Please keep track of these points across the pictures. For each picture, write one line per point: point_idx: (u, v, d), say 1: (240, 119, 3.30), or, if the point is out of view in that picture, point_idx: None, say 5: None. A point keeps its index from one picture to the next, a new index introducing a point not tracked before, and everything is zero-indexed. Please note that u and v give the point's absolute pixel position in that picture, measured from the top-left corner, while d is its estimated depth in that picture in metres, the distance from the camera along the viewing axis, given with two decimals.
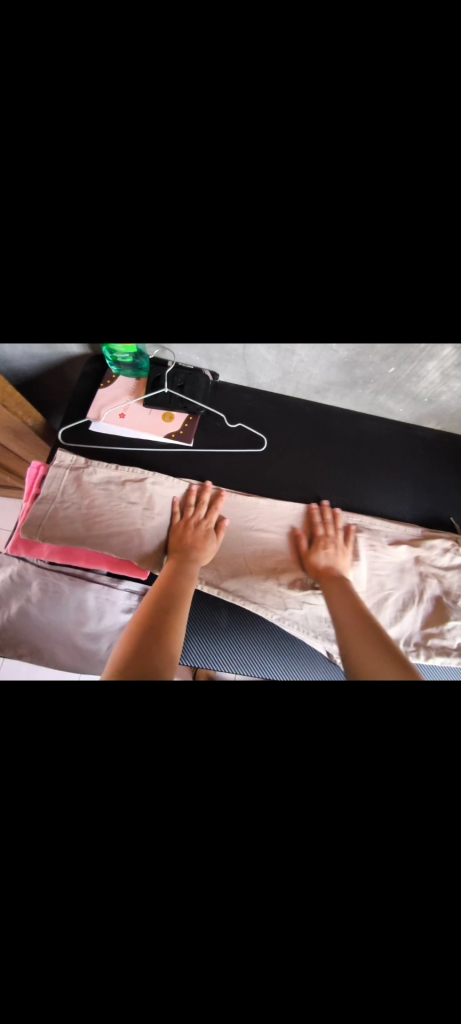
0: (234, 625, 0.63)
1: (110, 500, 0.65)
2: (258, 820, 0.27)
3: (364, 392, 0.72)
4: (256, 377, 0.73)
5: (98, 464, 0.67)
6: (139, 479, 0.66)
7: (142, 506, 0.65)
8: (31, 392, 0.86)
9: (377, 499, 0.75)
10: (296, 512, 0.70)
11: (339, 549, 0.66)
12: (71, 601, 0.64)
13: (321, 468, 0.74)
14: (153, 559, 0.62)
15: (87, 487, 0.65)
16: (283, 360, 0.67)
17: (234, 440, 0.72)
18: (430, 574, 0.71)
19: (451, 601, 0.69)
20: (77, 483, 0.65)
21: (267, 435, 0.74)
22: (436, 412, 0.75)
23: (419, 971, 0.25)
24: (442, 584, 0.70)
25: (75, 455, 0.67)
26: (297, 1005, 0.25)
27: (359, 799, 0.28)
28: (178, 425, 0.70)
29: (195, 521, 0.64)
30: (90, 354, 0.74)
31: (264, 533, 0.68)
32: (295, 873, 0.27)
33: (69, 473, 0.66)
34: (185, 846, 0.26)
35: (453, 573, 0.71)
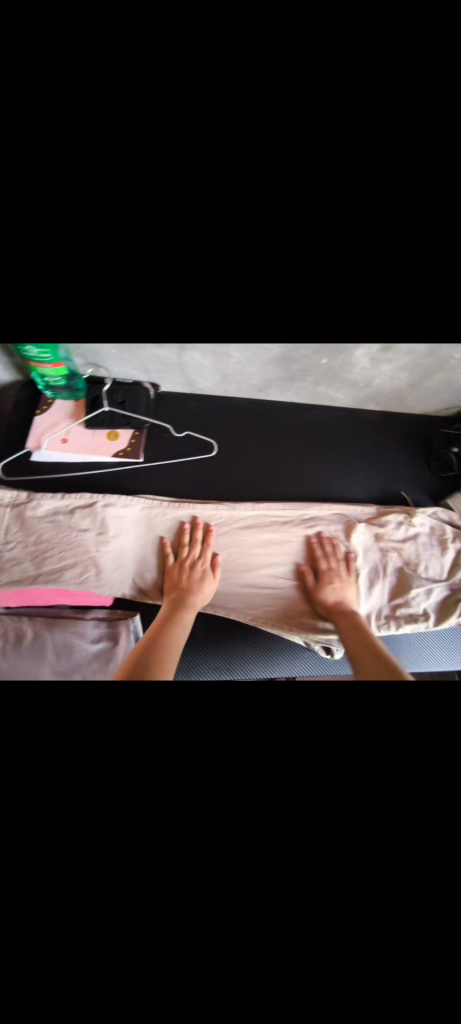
0: (209, 631, 0.64)
1: (59, 532, 0.62)
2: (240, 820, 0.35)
3: (303, 383, 0.74)
4: (197, 383, 0.73)
5: (42, 497, 0.63)
6: (88, 504, 0.64)
7: (95, 531, 0.63)
8: None
9: (331, 486, 0.78)
10: (255, 513, 0.70)
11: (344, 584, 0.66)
12: (33, 645, 0.57)
13: (273, 462, 0.76)
14: (116, 585, 0.61)
15: (32, 523, 0.62)
16: (220, 362, 0.67)
17: (183, 449, 0.72)
18: (391, 550, 0.74)
19: (413, 571, 0.73)
20: (20, 521, 0.62)
21: (216, 440, 0.74)
22: (373, 395, 0.79)
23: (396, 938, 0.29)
24: (402, 556, 0.73)
25: (16, 491, 0.63)
26: None
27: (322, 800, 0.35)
28: (124, 442, 0.69)
29: (190, 561, 0.63)
30: (20, 381, 0.70)
31: (228, 536, 0.68)
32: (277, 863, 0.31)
33: (10, 512, 0.62)
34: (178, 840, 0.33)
35: (411, 543, 0.74)
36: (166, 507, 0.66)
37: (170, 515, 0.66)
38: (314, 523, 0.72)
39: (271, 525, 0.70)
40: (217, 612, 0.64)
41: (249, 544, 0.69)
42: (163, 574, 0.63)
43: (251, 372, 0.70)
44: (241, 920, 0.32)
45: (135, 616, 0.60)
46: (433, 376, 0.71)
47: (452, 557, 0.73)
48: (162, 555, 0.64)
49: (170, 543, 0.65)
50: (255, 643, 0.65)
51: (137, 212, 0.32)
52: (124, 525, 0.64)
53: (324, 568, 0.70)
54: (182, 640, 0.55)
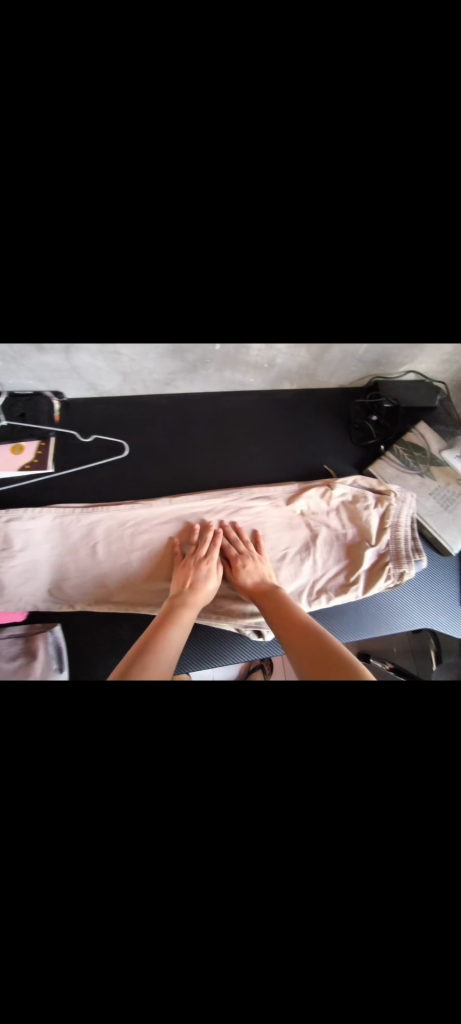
0: (138, 632, 0.63)
1: None
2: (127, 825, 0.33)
3: (206, 373, 0.74)
4: (100, 386, 0.73)
5: None
6: None
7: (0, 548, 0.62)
8: None
9: (252, 470, 0.78)
10: (173, 506, 0.70)
11: (257, 563, 0.66)
12: None
13: (191, 455, 0.76)
14: (29, 597, 0.62)
15: None
16: (114, 363, 0.67)
17: (93, 454, 0.72)
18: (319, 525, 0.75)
19: (341, 544, 0.74)
20: None
21: (128, 441, 0.74)
22: (281, 375, 0.79)
23: None
24: (329, 530, 0.74)
25: None
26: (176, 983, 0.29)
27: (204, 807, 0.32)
28: (30, 454, 0.68)
29: (195, 558, 0.65)
30: None
31: (148, 534, 0.68)
32: None
33: None
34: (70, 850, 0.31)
35: (334, 518, 0.75)
36: (80, 514, 0.66)
37: (86, 522, 0.66)
38: (236, 508, 0.73)
39: (191, 517, 0.70)
40: (142, 611, 0.63)
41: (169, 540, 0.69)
42: (83, 580, 0.64)
43: (150, 367, 0.70)
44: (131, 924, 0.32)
45: (56, 624, 0.61)
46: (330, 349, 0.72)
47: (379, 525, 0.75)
48: (169, 550, 0.68)
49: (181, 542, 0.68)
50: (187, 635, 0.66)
51: None
52: (33, 538, 0.64)
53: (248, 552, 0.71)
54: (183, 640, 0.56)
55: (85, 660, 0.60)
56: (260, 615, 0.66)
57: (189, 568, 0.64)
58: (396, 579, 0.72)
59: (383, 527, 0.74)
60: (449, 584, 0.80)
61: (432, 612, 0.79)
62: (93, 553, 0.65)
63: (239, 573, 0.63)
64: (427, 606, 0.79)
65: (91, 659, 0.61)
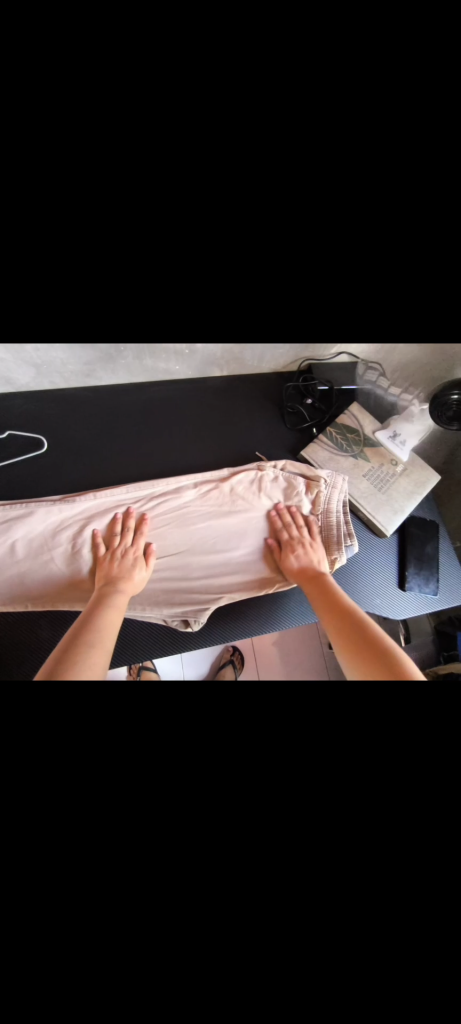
0: (58, 630, 0.63)
1: None
2: None
3: (125, 362, 0.72)
4: (13, 379, 0.71)
5: None
6: None
7: None
8: None
9: (181, 459, 0.77)
10: (97, 502, 0.69)
11: (308, 547, 0.67)
12: None
13: (116, 446, 0.75)
14: None
15: None
16: (21, 358, 0.66)
17: (10, 450, 0.70)
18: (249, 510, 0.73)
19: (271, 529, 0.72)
20: None
21: (47, 436, 0.73)
22: (205, 360, 0.78)
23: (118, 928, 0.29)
24: (259, 514, 0.72)
25: None
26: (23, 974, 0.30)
27: None
28: None
29: (122, 551, 0.64)
30: None
31: (68, 530, 0.66)
32: None
33: None
34: None
35: (266, 500, 0.73)
36: None
37: (2, 521, 0.65)
38: (162, 499, 0.71)
39: (114, 511, 0.68)
40: (61, 609, 0.63)
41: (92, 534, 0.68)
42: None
43: (62, 358, 0.68)
44: None
45: None
46: None
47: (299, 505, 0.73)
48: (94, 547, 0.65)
49: (104, 536, 0.66)
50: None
51: None
52: None
53: (174, 545, 0.69)
54: (117, 626, 0.56)
55: (7, 660, 0.61)
56: (186, 606, 0.66)
57: (116, 560, 0.64)
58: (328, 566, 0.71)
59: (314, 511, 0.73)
60: (383, 563, 0.82)
61: (368, 595, 0.80)
62: (8, 554, 0.64)
63: (286, 561, 0.66)
64: (366, 589, 0.80)
65: (13, 659, 0.61)
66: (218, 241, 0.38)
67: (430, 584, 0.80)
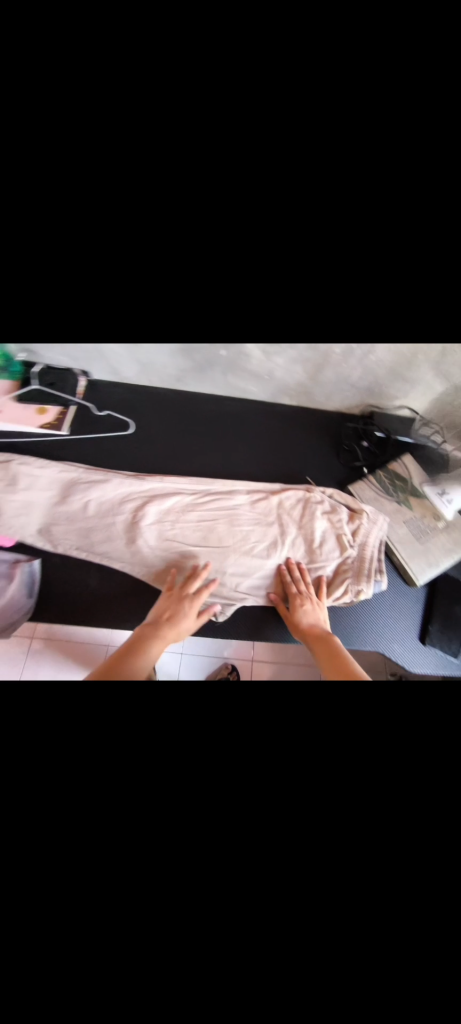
0: (103, 585, 0.71)
1: None
2: (104, 814, 0.44)
3: (214, 375, 0.84)
4: (121, 371, 0.84)
5: None
6: (5, 461, 0.72)
7: (7, 483, 0.71)
8: None
9: (239, 466, 0.86)
10: (162, 485, 0.78)
11: (316, 605, 0.71)
12: None
13: (188, 443, 0.85)
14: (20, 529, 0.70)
15: None
16: (133, 354, 0.79)
17: (102, 426, 0.82)
18: (291, 523, 0.78)
19: (309, 547, 0.76)
20: None
21: (134, 421, 0.84)
22: (280, 388, 0.87)
23: (176, 920, 0.39)
24: (300, 530, 0.77)
25: None
26: (83, 917, 0.39)
27: (142, 801, 0.46)
28: (52, 415, 0.80)
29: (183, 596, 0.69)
30: None
31: (132, 502, 0.76)
32: (116, 853, 0.42)
33: None
34: (81, 829, 0.43)
35: (311, 520, 0.78)
36: (80, 473, 0.75)
37: (83, 481, 0.75)
38: (216, 496, 0.79)
39: (174, 496, 0.77)
40: (111, 566, 0.71)
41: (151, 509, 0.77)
42: (68, 528, 0.72)
43: (164, 362, 0.81)
44: (55, 862, 0.41)
45: (36, 563, 0.69)
46: (325, 368, 0.80)
47: (324, 533, 0.77)
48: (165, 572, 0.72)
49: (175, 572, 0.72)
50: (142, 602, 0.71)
51: None
52: (34, 481, 0.73)
53: (217, 539, 0.76)
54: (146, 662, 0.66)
55: (54, 599, 0.69)
56: (215, 596, 0.73)
57: (175, 600, 0.69)
58: (353, 595, 0.74)
59: (353, 541, 0.77)
60: (408, 612, 0.83)
61: (386, 639, 0.81)
62: (80, 509, 0.73)
63: (297, 612, 0.69)
64: (385, 631, 0.81)
65: (60, 599, 0.69)
66: (409, 254, 0.36)
67: (453, 647, 0.79)
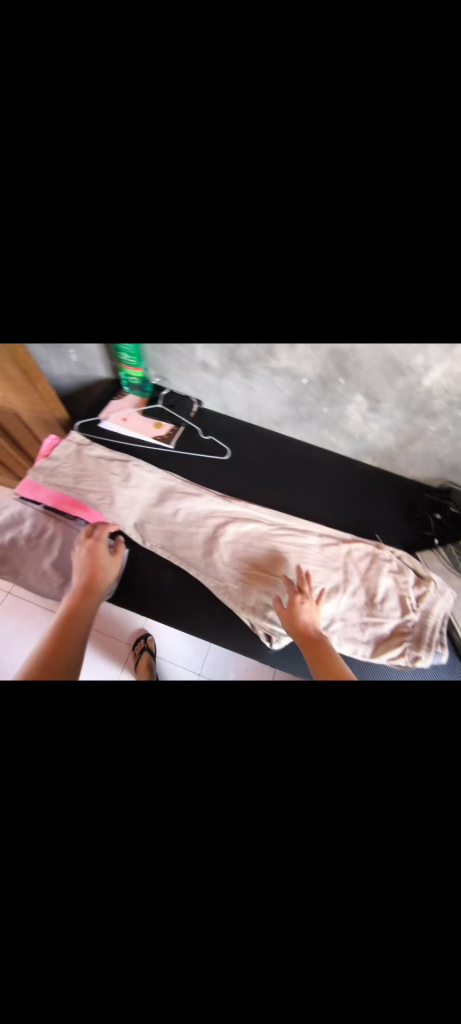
0: (176, 586, 0.78)
1: (99, 467, 0.85)
2: (143, 819, 0.51)
3: (310, 423, 0.92)
4: (230, 406, 0.97)
5: (97, 444, 0.89)
6: (123, 460, 0.85)
7: (120, 477, 0.82)
8: (69, 402, 1.13)
9: (315, 508, 0.92)
10: (244, 510, 0.86)
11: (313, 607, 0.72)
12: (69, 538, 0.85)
13: (273, 478, 0.93)
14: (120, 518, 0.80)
15: (86, 458, 0.87)
16: (246, 394, 0.90)
17: (204, 447, 0.94)
18: (356, 572, 0.81)
19: (370, 599, 0.78)
20: (78, 453, 0.88)
21: (231, 449, 0.95)
22: (368, 449, 0.94)
23: (201, 901, 0.47)
24: (364, 581, 0.80)
25: (82, 437, 0.89)
26: (123, 876, 0.48)
27: (179, 805, 0.53)
28: (165, 431, 0.93)
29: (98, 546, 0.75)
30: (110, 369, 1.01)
31: (215, 517, 0.84)
32: (161, 825, 0.51)
33: (73, 448, 0.89)
34: (116, 826, 0.50)
35: (376, 574, 0.80)
36: (177, 483, 0.86)
37: (178, 490, 0.85)
38: (290, 531, 0.85)
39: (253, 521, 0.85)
40: (187, 570, 0.79)
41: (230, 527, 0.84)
42: (158, 527, 0.81)
43: (270, 406, 0.92)
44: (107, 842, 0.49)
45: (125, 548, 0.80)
46: (416, 441, 0.86)
47: (388, 588, 0.79)
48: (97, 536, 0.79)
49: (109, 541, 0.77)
50: (205, 610, 0.77)
51: (226, 296, 0.56)
52: (141, 480, 0.84)
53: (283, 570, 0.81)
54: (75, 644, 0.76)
55: (135, 588, 0.78)
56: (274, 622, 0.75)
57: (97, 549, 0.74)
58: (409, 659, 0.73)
59: (415, 605, 0.78)
60: None
61: None
62: (171, 513, 0.83)
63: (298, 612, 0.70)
64: None
65: (138, 589, 0.78)
66: None
67: None
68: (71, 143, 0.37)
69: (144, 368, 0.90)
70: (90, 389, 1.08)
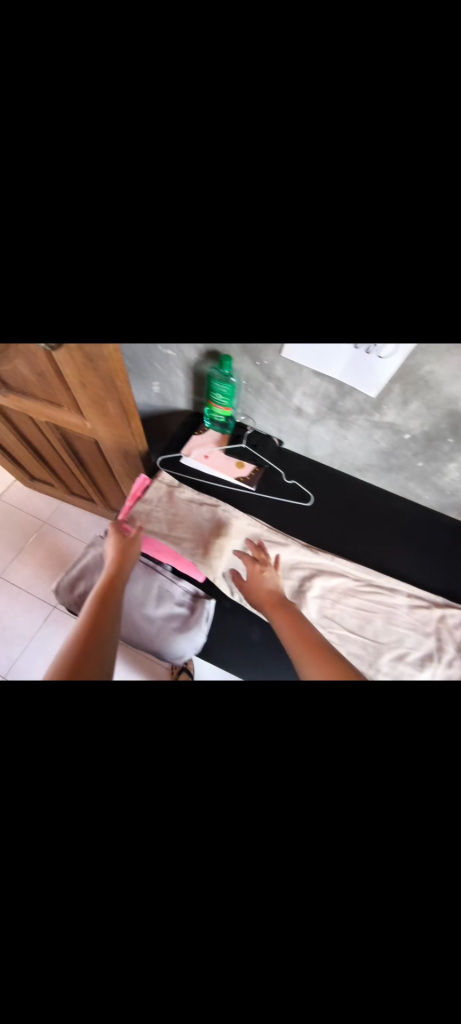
0: (263, 642, 0.77)
1: (191, 513, 0.86)
2: None
3: (396, 474, 0.88)
4: (312, 450, 0.94)
5: (188, 487, 0.89)
6: (214, 505, 0.86)
7: (213, 523, 0.85)
8: (147, 428, 1.14)
9: (402, 565, 0.85)
10: (332, 563, 0.83)
11: (274, 573, 0.78)
12: (154, 586, 0.84)
13: (354, 529, 0.88)
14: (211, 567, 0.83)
15: (177, 502, 0.87)
16: (336, 439, 0.87)
17: (287, 492, 0.91)
18: (452, 642, 0.77)
19: None
20: (170, 496, 0.88)
21: (314, 494, 0.91)
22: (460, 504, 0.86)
23: None
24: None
25: (172, 479, 0.89)
26: None
27: None
28: (248, 472, 0.90)
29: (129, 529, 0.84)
30: (191, 407, 0.99)
31: (302, 568, 0.83)
32: None
33: (165, 489, 0.88)
34: None
35: None
36: (264, 531, 0.85)
37: (265, 539, 0.84)
38: (378, 590, 0.82)
39: (340, 576, 0.83)
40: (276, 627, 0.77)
41: (317, 582, 0.82)
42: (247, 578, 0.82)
43: (358, 454, 0.88)
44: None
45: (212, 603, 0.79)
46: None
47: None
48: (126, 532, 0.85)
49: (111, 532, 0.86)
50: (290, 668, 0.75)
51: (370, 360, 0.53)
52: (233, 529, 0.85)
53: (371, 633, 0.79)
54: (113, 618, 0.69)
55: (221, 640, 0.79)
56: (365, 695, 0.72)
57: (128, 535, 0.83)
58: None
59: None
60: None
61: None
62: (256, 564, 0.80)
63: (259, 573, 0.76)
64: None
65: (225, 641, 0.79)
66: None
67: None
68: (282, 243, 0.32)
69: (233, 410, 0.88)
70: (166, 418, 1.07)
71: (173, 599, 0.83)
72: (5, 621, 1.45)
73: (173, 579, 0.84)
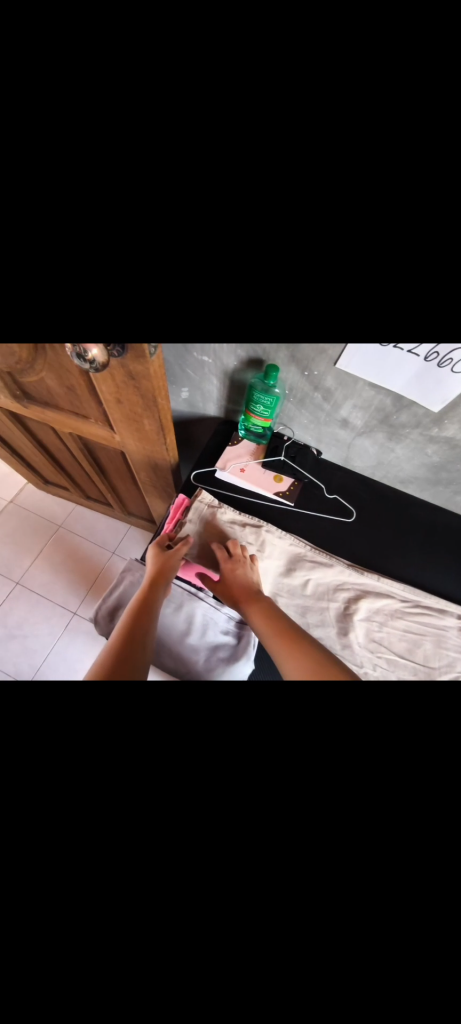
0: None
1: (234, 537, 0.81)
2: None
3: (444, 488, 0.83)
4: (353, 460, 0.88)
5: (228, 506, 0.84)
6: (256, 525, 0.82)
7: (256, 545, 0.81)
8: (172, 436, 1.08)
9: (451, 583, 0.81)
10: (378, 584, 0.79)
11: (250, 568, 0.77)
12: (196, 617, 0.80)
13: (398, 545, 0.84)
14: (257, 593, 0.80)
15: (218, 524, 0.82)
16: (381, 451, 0.81)
17: (328, 507, 0.86)
18: None
19: None
20: (211, 516, 0.83)
21: (356, 508, 0.87)
22: None
23: None
24: None
25: (211, 497, 0.84)
26: None
27: None
28: (286, 486, 0.85)
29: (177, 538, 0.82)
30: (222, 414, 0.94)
31: (349, 591, 0.79)
32: None
33: (206, 510, 0.83)
34: None
35: None
36: (308, 551, 0.80)
37: (308, 560, 0.80)
38: (426, 611, 0.78)
39: (387, 598, 0.79)
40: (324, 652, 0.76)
41: (363, 605, 0.79)
42: (291, 601, 0.80)
43: (403, 465, 0.83)
44: None
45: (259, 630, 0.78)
46: None
47: None
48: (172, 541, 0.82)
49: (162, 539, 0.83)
50: None
51: None
52: (277, 550, 0.81)
53: (420, 656, 0.76)
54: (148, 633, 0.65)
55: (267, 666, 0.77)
56: None
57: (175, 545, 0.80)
58: None
59: None
60: None
61: None
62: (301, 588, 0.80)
63: (236, 572, 0.75)
64: None
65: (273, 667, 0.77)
66: None
67: None
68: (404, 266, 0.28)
69: (272, 421, 0.83)
70: (194, 425, 1.01)
71: (218, 628, 0.79)
72: (26, 630, 1.42)
73: (216, 605, 0.81)
